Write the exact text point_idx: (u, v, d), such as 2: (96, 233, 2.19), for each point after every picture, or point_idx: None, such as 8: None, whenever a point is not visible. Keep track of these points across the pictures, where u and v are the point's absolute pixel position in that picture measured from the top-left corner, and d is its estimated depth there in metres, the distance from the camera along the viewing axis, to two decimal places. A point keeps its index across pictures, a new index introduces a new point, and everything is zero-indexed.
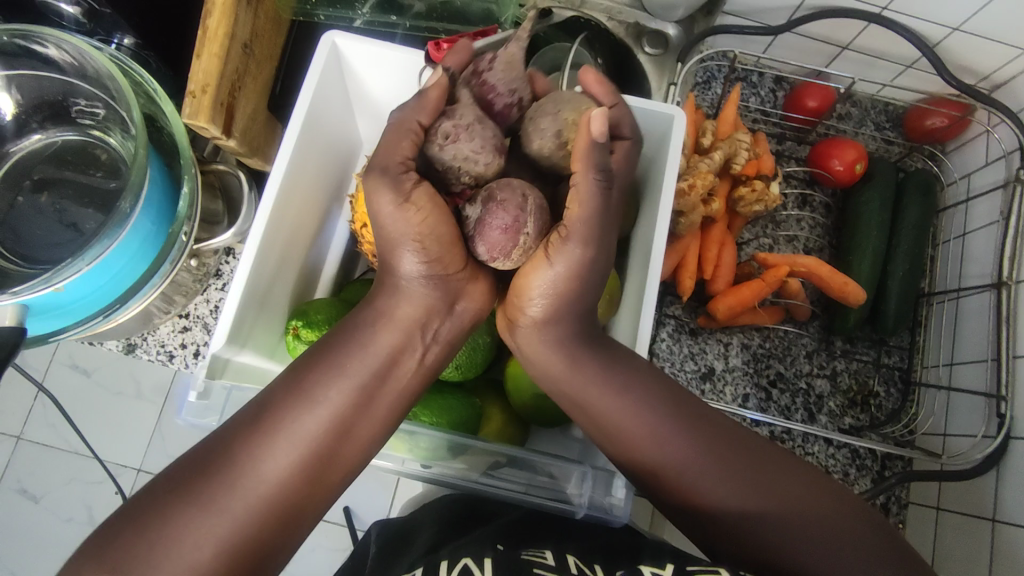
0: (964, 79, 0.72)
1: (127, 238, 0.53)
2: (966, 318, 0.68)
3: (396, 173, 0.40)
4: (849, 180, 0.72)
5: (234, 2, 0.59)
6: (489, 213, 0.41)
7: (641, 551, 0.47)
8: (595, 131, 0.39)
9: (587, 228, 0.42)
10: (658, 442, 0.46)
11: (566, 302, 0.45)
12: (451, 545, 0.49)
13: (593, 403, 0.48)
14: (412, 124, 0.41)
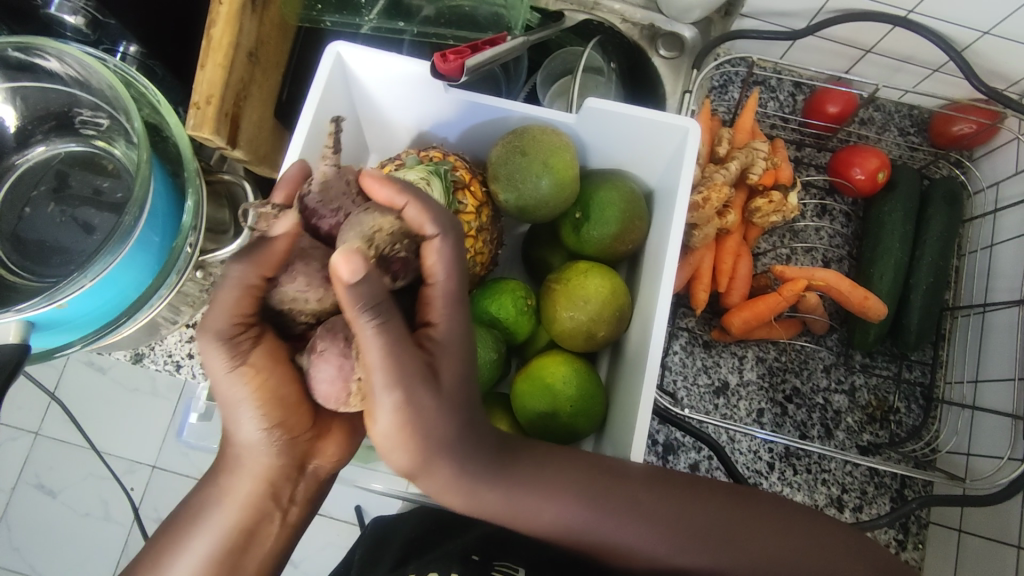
0: (994, 84, 0.70)
1: (132, 253, 0.53)
2: (993, 334, 0.66)
3: (231, 335, 0.39)
4: (871, 189, 0.70)
5: (238, 10, 0.58)
6: (315, 367, 0.39)
7: None
8: (346, 278, 0.34)
9: (397, 375, 0.36)
10: (617, 547, 0.42)
11: (439, 425, 0.39)
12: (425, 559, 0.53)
13: (531, 524, 0.42)
14: (253, 280, 0.39)
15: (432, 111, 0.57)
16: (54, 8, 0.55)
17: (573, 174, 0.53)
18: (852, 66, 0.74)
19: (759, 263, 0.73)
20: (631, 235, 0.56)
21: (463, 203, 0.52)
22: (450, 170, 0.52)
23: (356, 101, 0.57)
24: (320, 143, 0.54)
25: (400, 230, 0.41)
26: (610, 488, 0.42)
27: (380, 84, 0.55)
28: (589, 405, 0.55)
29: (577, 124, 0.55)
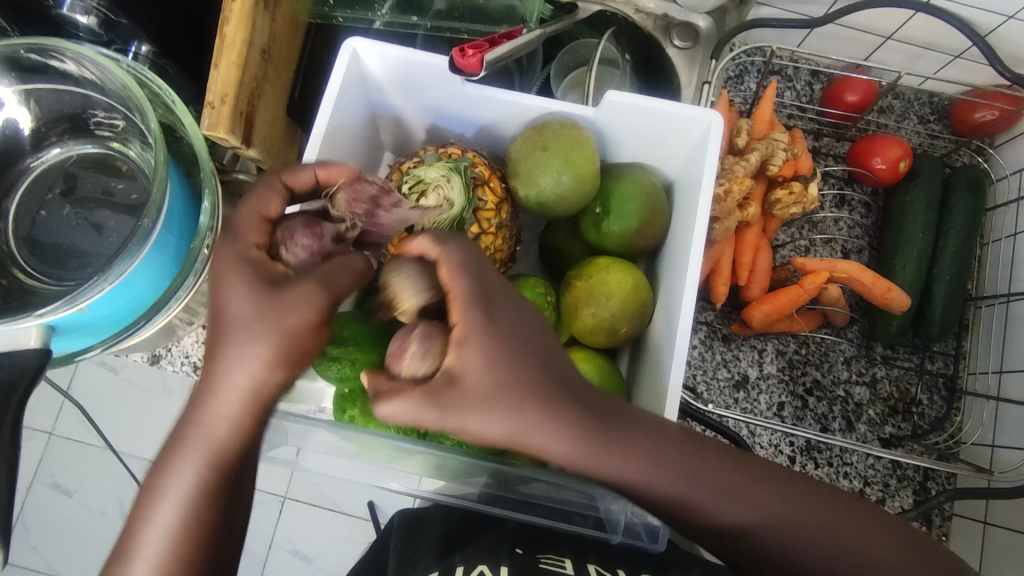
0: (1017, 69, 0.68)
1: (151, 254, 0.52)
2: (1018, 325, 0.65)
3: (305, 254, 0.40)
4: (893, 178, 0.69)
5: (251, 9, 0.57)
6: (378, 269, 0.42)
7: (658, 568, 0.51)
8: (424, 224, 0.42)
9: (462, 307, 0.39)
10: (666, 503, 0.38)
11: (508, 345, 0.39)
12: (468, 550, 0.52)
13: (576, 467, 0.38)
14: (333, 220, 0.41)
15: (450, 108, 0.56)
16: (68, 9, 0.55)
17: (593, 170, 0.53)
18: (871, 54, 0.73)
19: (778, 255, 0.73)
20: (652, 231, 0.56)
21: (483, 200, 0.52)
22: (469, 167, 0.52)
23: (372, 97, 0.56)
24: (338, 139, 0.53)
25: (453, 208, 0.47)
26: (705, 452, 0.38)
27: (396, 80, 0.55)
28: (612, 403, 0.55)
29: (595, 118, 0.54)
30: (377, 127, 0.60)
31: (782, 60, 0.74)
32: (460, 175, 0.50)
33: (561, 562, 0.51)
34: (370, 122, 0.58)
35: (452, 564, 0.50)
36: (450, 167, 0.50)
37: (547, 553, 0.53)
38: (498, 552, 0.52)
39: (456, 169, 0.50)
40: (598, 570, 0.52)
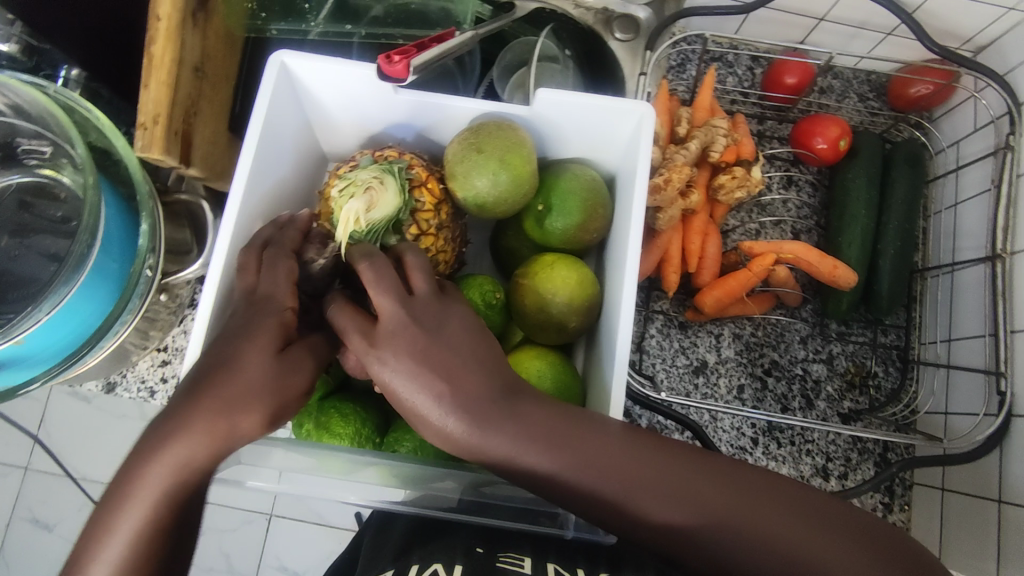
0: (947, 43, 0.70)
1: (91, 280, 0.52)
2: (963, 292, 0.66)
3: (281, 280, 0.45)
4: (834, 157, 0.70)
5: (178, 25, 0.56)
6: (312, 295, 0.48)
7: (620, 558, 0.52)
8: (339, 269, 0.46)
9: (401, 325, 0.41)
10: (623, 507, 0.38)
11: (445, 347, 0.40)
12: (424, 550, 0.51)
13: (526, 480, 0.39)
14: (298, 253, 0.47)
15: (386, 114, 0.56)
16: None
17: (529, 167, 0.53)
18: (808, 36, 0.74)
19: (728, 240, 0.74)
20: (595, 224, 0.56)
21: (420, 202, 0.52)
22: (406, 169, 0.52)
23: (306, 108, 0.56)
24: (272, 152, 0.53)
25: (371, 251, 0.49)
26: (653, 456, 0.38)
27: (329, 89, 0.54)
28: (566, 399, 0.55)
29: (531, 116, 0.54)
30: (317, 137, 0.59)
31: (721, 46, 0.75)
32: (394, 177, 0.50)
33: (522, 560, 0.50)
34: (308, 133, 0.58)
35: (407, 564, 0.49)
36: (383, 170, 0.50)
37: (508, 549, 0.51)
38: (455, 551, 0.50)
39: (390, 171, 0.50)
40: (558, 570, 0.50)
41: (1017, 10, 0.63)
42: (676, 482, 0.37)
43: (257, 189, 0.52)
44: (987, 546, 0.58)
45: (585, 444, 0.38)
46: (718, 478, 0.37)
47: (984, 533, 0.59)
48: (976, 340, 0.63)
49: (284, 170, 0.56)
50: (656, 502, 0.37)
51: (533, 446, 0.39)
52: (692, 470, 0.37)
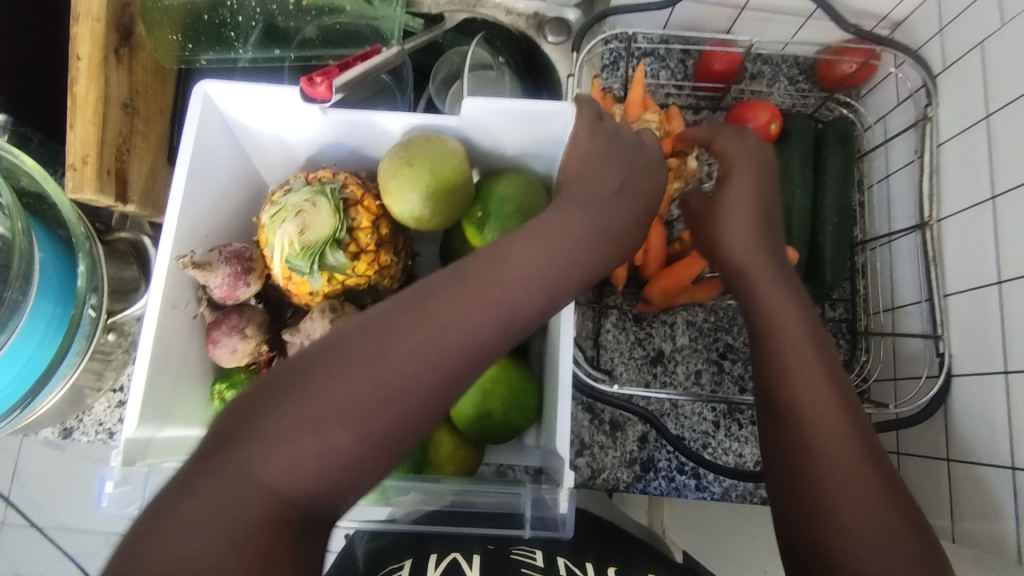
0: (864, 23, 0.72)
1: (28, 324, 0.52)
2: (901, 260, 0.68)
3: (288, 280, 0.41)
4: (768, 141, 0.72)
5: (100, 64, 0.56)
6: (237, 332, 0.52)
7: (600, 554, 0.52)
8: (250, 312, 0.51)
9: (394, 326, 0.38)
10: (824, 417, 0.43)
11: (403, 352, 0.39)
12: (440, 539, 0.49)
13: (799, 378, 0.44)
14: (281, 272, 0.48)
15: (315, 134, 0.56)
16: None
17: (459, 177, 0.53)
18: (732, 26, 0.76)
19: (673, 230, 0.75)
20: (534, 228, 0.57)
21: (356, 219, 0.52)
22: (340, 188, 0.52)
23: (238, 136, 0.56)
24: (203, 183, 0.53)
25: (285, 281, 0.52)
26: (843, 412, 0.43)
27: (254, 115, 0.54)
28: (521, 400, 0.56)
29: (461, 126, 0.55)
30: (251, 162, 0.59)
31: (652, 41, 0.77)
32: (327, 198, 0.50)
33: (533, 553, 0.49)
34: (240, 159, 0.58)
35: (426, 551, 0.47)
36: (315, 192, 0.50)
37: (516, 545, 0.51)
38: (471, 544, 0.49)
39: (323, 192, 0.50)
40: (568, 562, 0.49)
41: None
42: (822, 427, 0.42)
43: (189, 223, 0.52)
44: (942, 504, 0.60)
45: (820, 377, 0.44)
46: (854, 447, 0.41)
47: (937, 493, 0.60)
48: (916, 308, 0.65)
49: (217, 198, 0.56)
50: (801, 427, 0.43)
51: (817, 366, 0.45)
52: (837, 428, 0.42)
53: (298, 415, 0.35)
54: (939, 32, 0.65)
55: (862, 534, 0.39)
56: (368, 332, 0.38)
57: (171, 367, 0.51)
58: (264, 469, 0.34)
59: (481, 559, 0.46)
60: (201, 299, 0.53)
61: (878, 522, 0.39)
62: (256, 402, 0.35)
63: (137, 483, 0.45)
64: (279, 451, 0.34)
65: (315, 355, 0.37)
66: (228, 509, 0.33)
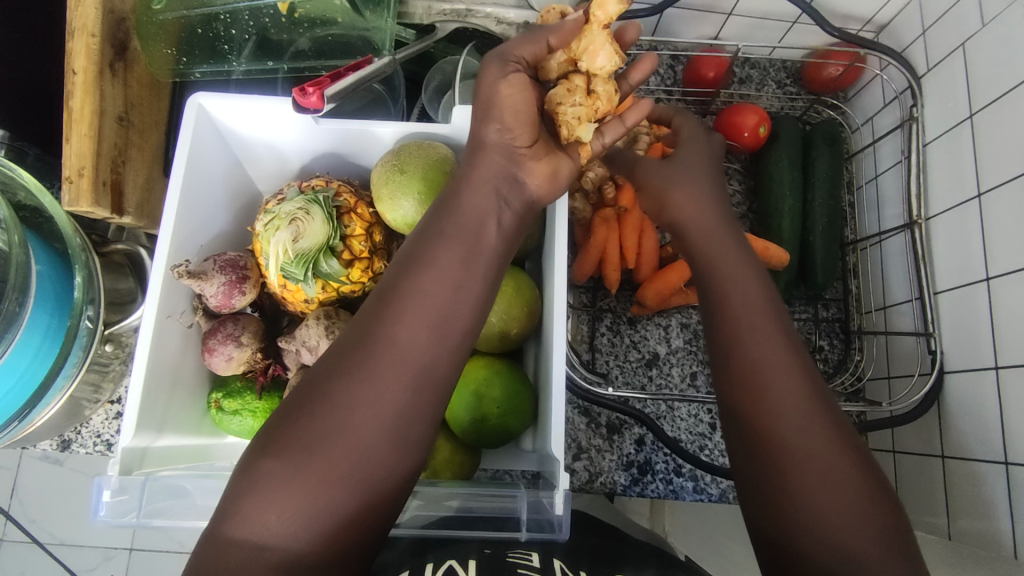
0: (849, 26, 0.73)
1: (24, 337, 0.52)
2: (891, 260, 0.69)
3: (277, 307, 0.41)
4: (756, 144, 0.73)
5: (96, 77, 0.57)
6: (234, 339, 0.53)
7: (609, 555, 0.51)
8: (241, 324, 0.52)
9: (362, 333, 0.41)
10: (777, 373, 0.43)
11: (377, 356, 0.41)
12: (435, 550, 0.48)
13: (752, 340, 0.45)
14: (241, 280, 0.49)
15: (308, 143, 0.57)
16: None
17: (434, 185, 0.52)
18: (719, 32, 0.77)
19: (665, 233, 0.76)
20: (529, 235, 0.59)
21: (350, 227, 0.53)
22: (333, 196, 0.52)
23: (233, 148, 0.57)
24: (197, 194, 0.54)
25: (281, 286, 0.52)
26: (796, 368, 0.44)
27: (248, 126, 0.55)
28: (517, 404, 0.56)
29: (452, 133, 0.56)
30: (246, 172, 0.60)
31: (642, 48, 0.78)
32: (320, 206, 0.50)
33: (529, 554, 0.49)
34: (235, 170, 0.58)
35: (421, 562, 0.46)
36: (308, 200, 0.50)
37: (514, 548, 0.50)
38: (465, 551, 0.48)
39: (316, 201, 0.51)
40: (562, 566, 0.48)
41: None
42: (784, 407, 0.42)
43: (183, 233, 0.52)
44: (937, 500, 0.60)
45: (781, 357, 0.44)
46: (795, 397, 0.42)
47: (932, 490, 0.60)
48: (906, 306, 0.66)
49: (212, 209, 0.56)
50: (762, 403, 0.43)
51: (777, 337, 0.45)
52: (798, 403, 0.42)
53: (293, 445, 0.38)
54: (923, 34, 0.66)
55: (830, 503, 0.39)
56: (336, 358, 0.41)
57: (167, 377, 0.51)
58: (254, 513, 0.36)
59: (477, 565, 0.45)
60: (196, 309, 0.53)
61: (842, 487, 0.40)
62: (263, 451, 0.38)
63: (134, 493, 0.46)
64: (276, 486, 0.37)
65: (299, 394, 0.40)
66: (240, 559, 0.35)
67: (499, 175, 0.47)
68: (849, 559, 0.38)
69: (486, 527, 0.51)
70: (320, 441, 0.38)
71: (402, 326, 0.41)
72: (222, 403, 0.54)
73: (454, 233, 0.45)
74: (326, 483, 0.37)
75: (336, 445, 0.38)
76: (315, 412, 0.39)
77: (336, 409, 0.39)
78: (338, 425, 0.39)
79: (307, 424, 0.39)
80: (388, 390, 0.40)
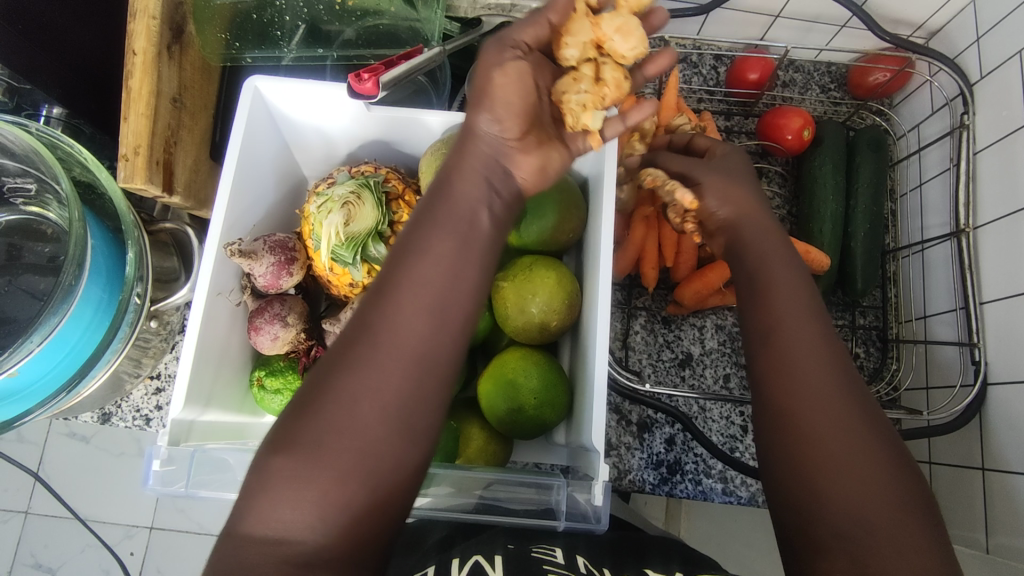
0: (900, 31, 0.72)
1: (78, 308, 0.53)
2: (934, 269, 0.68)
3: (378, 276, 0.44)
4: (799, 147, 0.72)
5: (154, 58, 0.58)
6: (280, 321, 0.54)
7: (645, 551, 0.51)
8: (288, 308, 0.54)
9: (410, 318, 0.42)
10: (811, 348, 0.42)
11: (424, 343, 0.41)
12: (464, 544, 0.49)
13: (785, 317, 0.44)
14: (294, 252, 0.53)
15: (357, 130, 0.58)
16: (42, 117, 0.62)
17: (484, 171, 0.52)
18: (766, 33, 0.76)
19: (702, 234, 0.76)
20: (570, 229, 0.59)
21: (398, 214, 0.54)
22: (382, 183, 0.53)
23: (284, 132, 0.58)
24: (248, 175, 0.54)
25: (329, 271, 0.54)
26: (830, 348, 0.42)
27: (300, 110, 0.56)
28: (553, 396, 0.57)
29: None
30: (294, 157, 0.61)
31: (685, 47, 0.77)
32: (371, 191, 0.51)
33: (554, 552, 0.48)
34: (284, 154, 0.60)
35: (452, 554, 0.46)
36: (360, 185, 0.51)
37: (538, 543, 0.50)
38: (493, 545, 0.48)
39: (367, 185, 0.52)
40: (590, 563, 0.48)
41: None
42: (806, 374, 0.41)
43: (235, 213, 0.53)
44: (976, 514, 0.59)
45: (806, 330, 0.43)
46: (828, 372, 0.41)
47: (971, 503, 0.60)
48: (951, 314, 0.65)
49: (261, 191, 0.57)
50: (792, 376, 0.42)
51: (805, 318, 0.44)
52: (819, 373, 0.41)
53: (331, 443, 0.38)
54: (977, 41, 0.66)
55: (853, 481, 0.38)
56: (382, 342, 0.41)
57: (214, 355, 0.52)
58: (270, 509, 0.37)
59: (504, 562, 0.45)
60: (244, 287, 0.55)
61: (862, 464, 0.38)
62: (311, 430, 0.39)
63: (183, 464, 0.47)
64: (320, 466, 0.37)
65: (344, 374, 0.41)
66: (287, 539, 0.36)
67: (490, 167, 0.46)
68: (870, 532, 0.37)
69: (516, 518, 0.52)
70: (353, 433, 0.38)
71: (455, 311, 0.42)
72: (264, 381, 0.55)
73: (448, 220, 0.44)
74: (358, 476, 0.38)
75: (389, 426, 0.39)
76: (349, 409, 0.39)
77: (368, 402, 0.39)
78: (382, 410, 0.39)
79: (356, 405, 0.39)
80: (391, 378, 0.39)
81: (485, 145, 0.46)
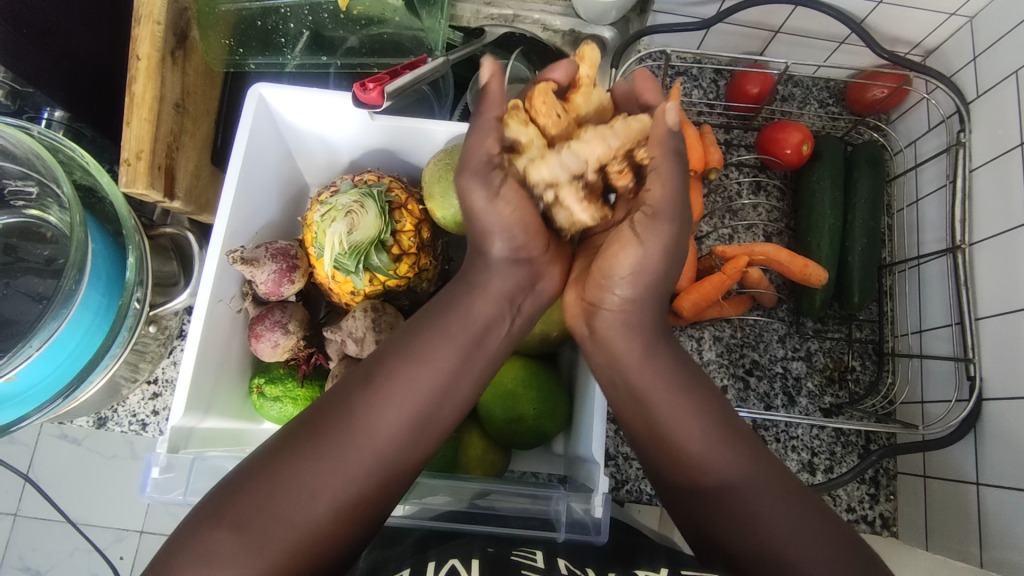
0: (897, 49, 0.73)
1: (77, 314, 0.53)
2: (929, 284, 0.68)
3: (485, 171, 0.46)
4: (798, 162, 0.73)
5: (159, 63, 0.58)
6: (281, 328, 0.54)
7: (642, 554, 0.50)
8: (292, 317, 0.55)
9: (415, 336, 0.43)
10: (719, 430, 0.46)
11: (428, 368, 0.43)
12: (441, 546, 0.48)
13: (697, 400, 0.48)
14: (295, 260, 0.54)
15: (361, 139, 0.58)
16: (44, 122, 0.63)
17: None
18: (766, 48, 0.77)
19: (703, 245, 0.77)
20: None
21: (400, 222, 0.54)
22: (386, 191, 0.53)
23: (287, 139, 0.58)
24: (252, 181, 0.54)
25: (330, 279, 0.54)
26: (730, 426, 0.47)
27: (306, 119, 0.56)
28: (552, 407, 0.57)
29: None
30: (296, 163, 0.61)
31: (686, 61, 0.78)
32: (375, 201, 0.51)
33: (535, 555, 0.47)
34: (287, 161, 0.60)
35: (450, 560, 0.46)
36: (363, 194, 0.51)
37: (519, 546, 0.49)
38: (470, 548, 0.47)
39: (371, 195, 0.52)
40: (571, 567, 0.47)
41: (958, 15, 0.67)
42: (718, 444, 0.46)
43: (238, 222, 0.53)
44: (969, 529, 0.60)
45: (686, 405, 0.47)
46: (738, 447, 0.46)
47: (964, 518, 0.60)
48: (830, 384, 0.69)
49: (264, 198, 0.57)
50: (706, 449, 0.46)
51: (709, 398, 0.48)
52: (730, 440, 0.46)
53: (249, 518, 0.39)
54: (973, 60, 0.67)
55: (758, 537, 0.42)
56: (314, 426, 0.43)
57: (213, 363, 0.52)
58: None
59: (481, 565, 0.45)
60: (245, 295, 0.54)
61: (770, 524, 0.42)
62: (227, 506, 0.40)
63: (182, 471, 0.47)
64: (222, 559, 0.38)
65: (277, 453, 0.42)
66: None
67: (512, 283, 0.50)
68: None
69: (510, 527, 0.51)
70: (277, 510, 0.40)
71: None
72: (264, 388, 0.55)
73: (435, 307, 0.48)
74: (278, 554, 0.39)
75: None
76: (274, 485, 0.41)
77: (297, 482, 0.41)
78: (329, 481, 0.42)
79: (277, 484, 0.41)
80: (347, 465, 0.42)
81: (501, 261, 0.49)
